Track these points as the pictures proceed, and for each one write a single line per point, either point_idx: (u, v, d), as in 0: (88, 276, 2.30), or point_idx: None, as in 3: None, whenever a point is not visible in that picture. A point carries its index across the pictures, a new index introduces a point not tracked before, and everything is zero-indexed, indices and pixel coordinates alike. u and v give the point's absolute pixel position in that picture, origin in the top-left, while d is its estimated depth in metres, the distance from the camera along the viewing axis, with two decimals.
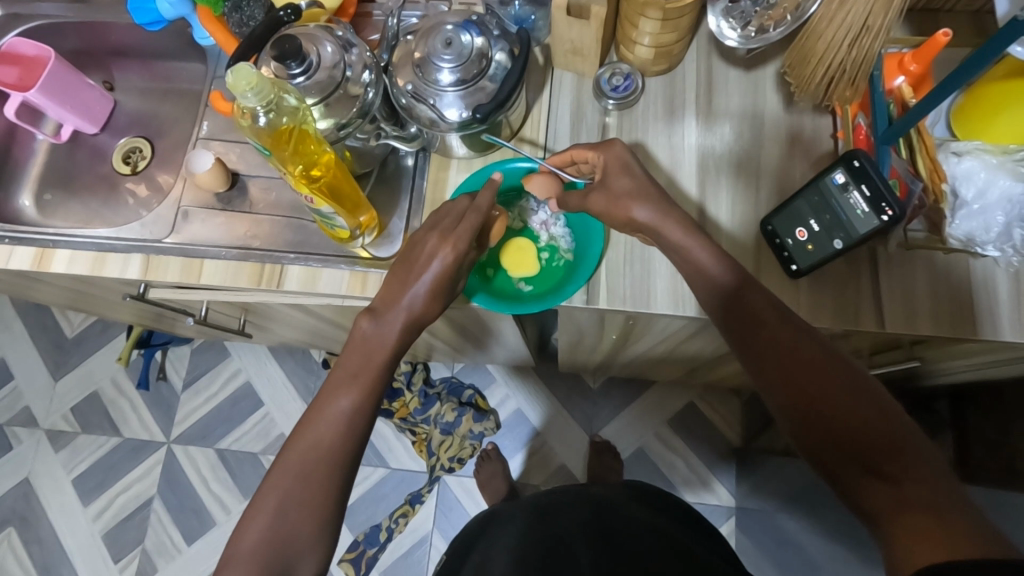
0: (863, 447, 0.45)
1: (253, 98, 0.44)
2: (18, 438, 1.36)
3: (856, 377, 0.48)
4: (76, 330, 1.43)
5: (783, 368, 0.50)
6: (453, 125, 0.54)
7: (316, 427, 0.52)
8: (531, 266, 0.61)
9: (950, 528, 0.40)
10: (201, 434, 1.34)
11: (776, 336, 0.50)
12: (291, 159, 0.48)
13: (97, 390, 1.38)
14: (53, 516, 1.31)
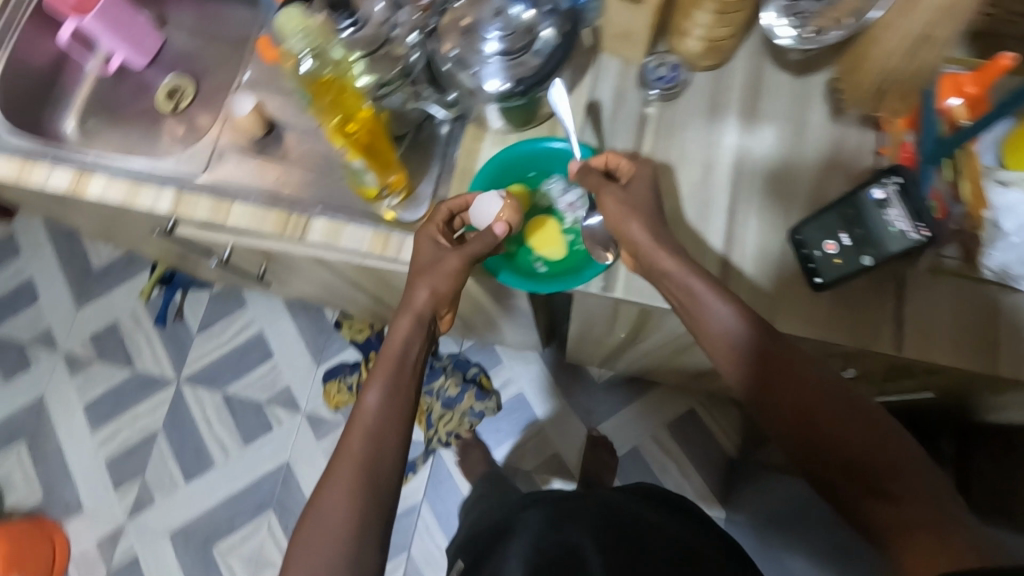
0: (862, 473, 0.46)
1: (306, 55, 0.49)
2: (37, 358, 1.41)
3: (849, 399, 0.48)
4: (103, 260, 1.46)
5: (777, 389, 0.50)
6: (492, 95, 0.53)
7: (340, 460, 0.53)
8: (555, 242, 0.60)
9: (952, 547, 0.41)
10: (210, 377, 1.37)
11: (768, 365, 0.51)
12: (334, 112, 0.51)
13: (116, 321, 1.42)
14: (61, 436, 1.36)
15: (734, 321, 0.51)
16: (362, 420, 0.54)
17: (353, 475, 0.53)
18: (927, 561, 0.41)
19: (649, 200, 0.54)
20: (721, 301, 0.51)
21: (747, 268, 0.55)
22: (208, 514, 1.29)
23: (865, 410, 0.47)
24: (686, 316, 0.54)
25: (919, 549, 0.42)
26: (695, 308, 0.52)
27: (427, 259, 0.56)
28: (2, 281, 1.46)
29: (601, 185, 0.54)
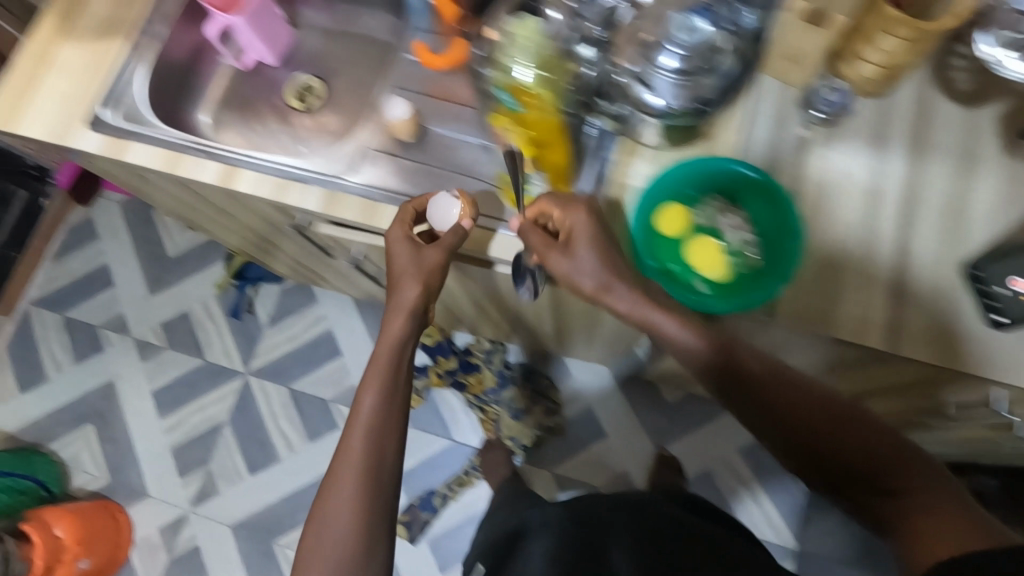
0: (871, 476, 0.55)
1: (530, 64, 0.52)
2: (109, 341, 1.43)
3: (855, 413, 0.57)
4: (178, 249, 1.48)
5: (768, 410, 0.58)
6: (655, 113, 0.54)
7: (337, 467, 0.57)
8: (722, 269, 0.54)
9: (960, 526, 0.50)
10: (279, 371, 1.38)
11: (782, 386, 0.57)
12: (531, 122, 0.55)
13: (188, 309, 1.44)
14: (130, 420, 1.37)
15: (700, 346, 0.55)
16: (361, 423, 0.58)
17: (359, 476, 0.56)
18: (941, 540, 0.50)
19: (596, 245, 0.53)
20: (682, 330, 0.53)
21: (919, 302, 0.54)
22: (270, 508, 1.29)
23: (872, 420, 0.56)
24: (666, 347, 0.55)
25: (930, 529, 0.51)
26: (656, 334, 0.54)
27: (406, 260, 0.58)
28: (79, 263, 1.49)
29: (544, 247, 0.54)
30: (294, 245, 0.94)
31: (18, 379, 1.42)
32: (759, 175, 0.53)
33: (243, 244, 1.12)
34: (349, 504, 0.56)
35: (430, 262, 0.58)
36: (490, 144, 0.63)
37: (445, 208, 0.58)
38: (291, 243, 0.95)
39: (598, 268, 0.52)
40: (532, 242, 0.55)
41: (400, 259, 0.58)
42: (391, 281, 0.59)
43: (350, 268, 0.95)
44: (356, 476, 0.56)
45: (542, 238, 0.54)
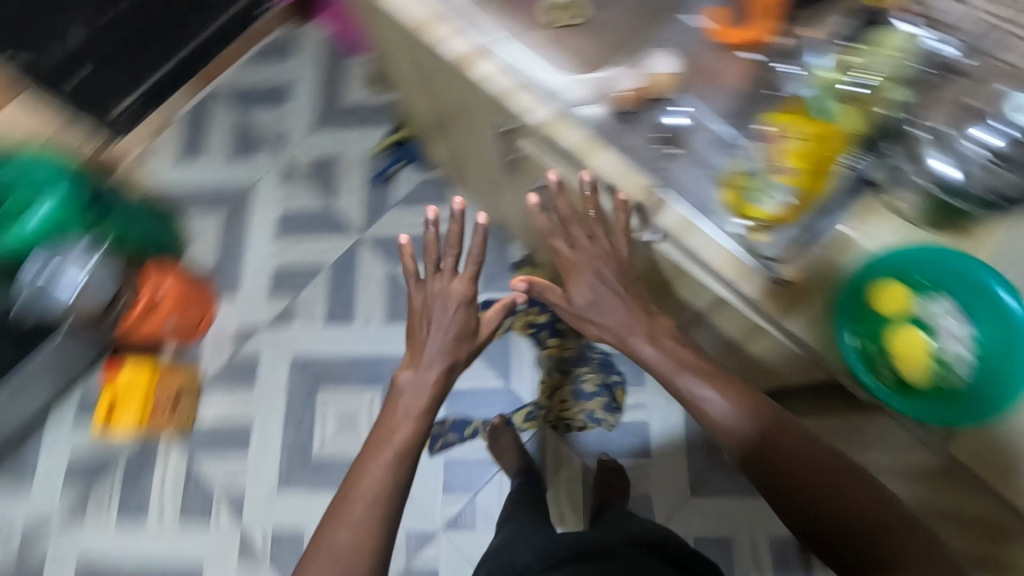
0: (863, 535, 0.56)
1: (880, 74, 0.61)
2: (264, 151, 1.54)
3: (827, 458, 0.61)
4: (353, 99, 1.55)
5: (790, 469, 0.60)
6: (943, 182, 0.56)
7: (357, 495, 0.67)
8: (919, 368, 0.54)
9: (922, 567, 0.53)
10: (387, 247, 1.44)
11: (780, 449, 0.61)
12: (814, 143, 0.59)
13: (338, 156, 1.51)
14: (251, 226, 1.49)
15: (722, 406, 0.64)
16: (377, 467, 0.69)
17: (389, 474, 0.68)
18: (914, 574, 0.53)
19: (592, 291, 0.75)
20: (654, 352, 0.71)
21: None
22: (328, 358, 1.39)
23: (827, 477, 0.59)
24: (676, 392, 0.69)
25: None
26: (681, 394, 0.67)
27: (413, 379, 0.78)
28: (269, 73, 1.59)
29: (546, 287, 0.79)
30: (473, 151, 0.99)
31: (181, 147, 1.56)
32: (1006, 297, 0.52)
33: (426, 128, 1.19)
34: (382, 487, 0.67)
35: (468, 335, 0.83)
36: (737, 136, 0.67)
37: (623, 79, 0.70)
38: (466, 143, 0.98)
39: (622, 316, 0.73)
40: (585, 321, 0.77)
41: (427, 329, 0.83)
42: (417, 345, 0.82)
43: (512, 189, 0.98)
44: (383, 484, 0.67)
45: (557, 295, 0.78)
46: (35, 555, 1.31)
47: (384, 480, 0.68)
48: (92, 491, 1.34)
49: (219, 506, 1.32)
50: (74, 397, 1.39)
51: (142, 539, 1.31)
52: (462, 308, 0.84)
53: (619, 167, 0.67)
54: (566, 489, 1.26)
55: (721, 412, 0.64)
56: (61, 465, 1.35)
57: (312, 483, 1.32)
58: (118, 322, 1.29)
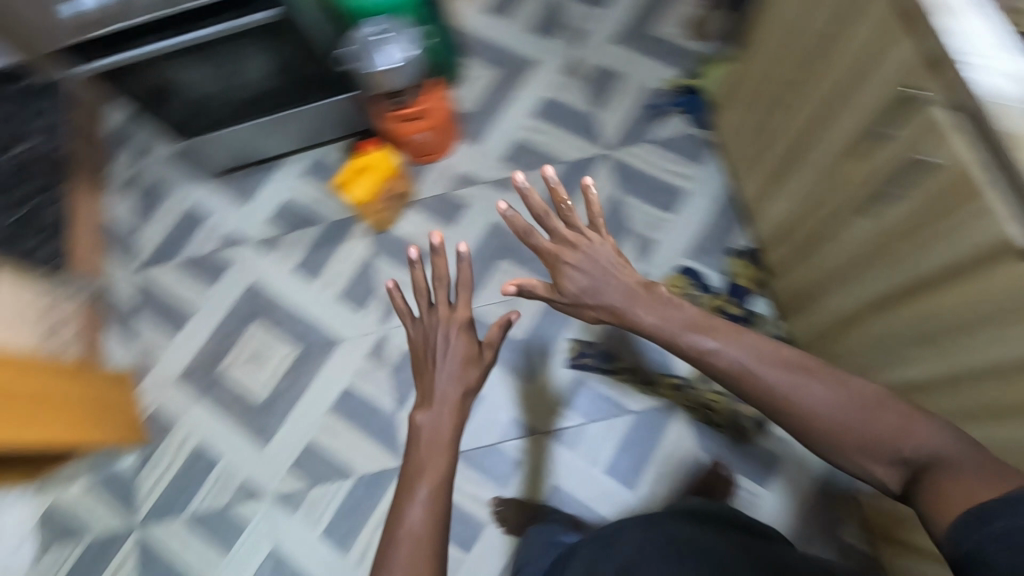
0: (892, 449, 0.64)
1: None
2: (560, 37, 1.60)
3: (842, 386, 0.68)
4: (662, 31, 1.57)
5: (807, 416, 0.68)
6: None
7: (405, 516, 0.74)
8: None
9: (957, 470, 0.59)
10: (624, 176, 1.46)
11: (801, 403, 0.68)
12: None
13: (621, 74, 1.54)
14: (516, 95, 1.56)
15: (744, 375, 0.72)
16: (417, 502, 0.75)
17: (427, 508, 0.74)
18: (955, 480, 0.58)
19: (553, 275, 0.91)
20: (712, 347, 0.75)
21: None
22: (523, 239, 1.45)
23: (811, 388, 0.68)
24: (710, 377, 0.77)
25: (948, 491, 0.58)
26: (704, 363, 0.76)
27: (431, 422, 0.84)
28: None
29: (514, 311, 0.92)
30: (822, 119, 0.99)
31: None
32: None
33: (761, 83, 1.18)
34: (423, 510, 0.74)
35: (479, 357, 0.93)
36: None
37: None
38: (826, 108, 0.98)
39: (619, 295, 0.85)
40: (582, 306, 0.89)
41: (430, 369, 0.91)
42: (421, 379, 0.91)
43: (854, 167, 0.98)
44: (423, 508, 0.74)
45: (546, 288, 0.91)
46: (225, 257, 1.52)
47: (422, 504, 0.75)
48: (288, 235, 1.52)
49: (373, 304, 1.44)
50: (312, 155, 1.59)
51: (304, 293, 1.46)
52: (462, 333, 0.94)
53: (1002, 196, 0.66)
54: (669, 470, 1.25)
55: (726, 362, 0.74)
56: (277, 202, 1.55)
57: None
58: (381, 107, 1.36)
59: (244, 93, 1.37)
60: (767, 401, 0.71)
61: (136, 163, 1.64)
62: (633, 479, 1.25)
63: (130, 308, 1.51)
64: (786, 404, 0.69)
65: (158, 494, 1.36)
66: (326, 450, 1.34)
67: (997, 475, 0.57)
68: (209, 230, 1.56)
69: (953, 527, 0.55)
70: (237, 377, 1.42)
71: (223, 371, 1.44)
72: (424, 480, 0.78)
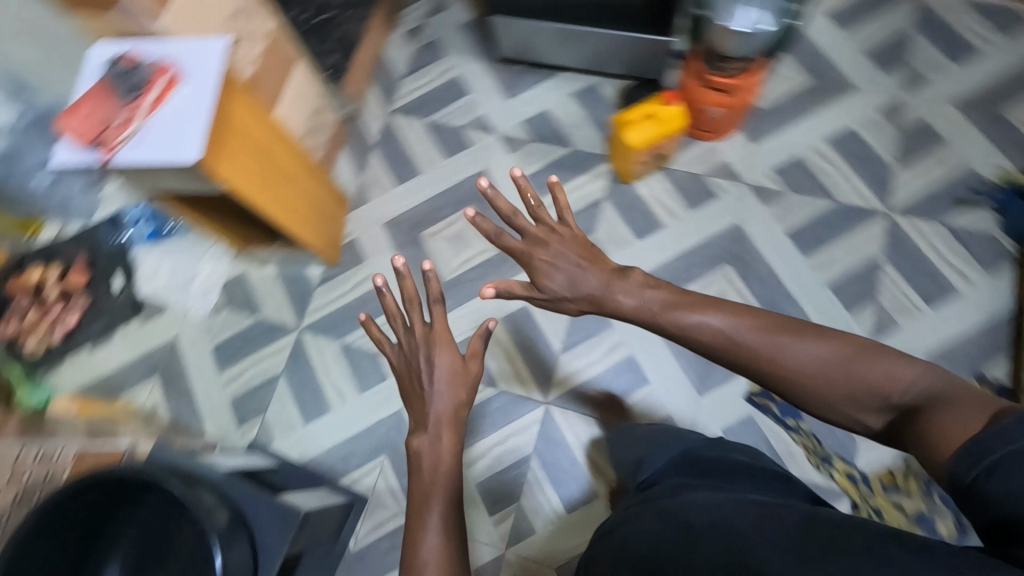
0: (872, 396, 0.72)
1: None
2: (896, 74, 1.43)
3: (808, 357, 0.77)
4: (1014, 117, 1.37)
5: (793, 377, 0.78)
6: None
7: (424, 551, 0.84)
8: None
9: (937, 406, 0.64)
10: (897, 246, 1.32)
11: (786, 366, 0.78)
12: None
13: (946, 141, 1.37)
14: (820, 111, 1.43)
15: (734, 339, 0.83)
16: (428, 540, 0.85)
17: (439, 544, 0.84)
18: (944, 414, 0.61)
19: (559, 258, 0.97)
20: (710, 319, 0.85)
21: None
22: (759, 256, 1.35)
23: (792, 347, 0.78)
24: (709, 351, 0.86)
25: (943, 423, 0.60)
26: (692, 334, 0.87)
27: (428, 446, 0.92)
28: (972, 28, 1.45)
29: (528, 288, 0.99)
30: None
31: (842, 7, 1.50)
32: None
33: None
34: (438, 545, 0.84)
35: (466, 371, 0.98)
36: None
37: None
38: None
39: (563, 274, 0.96)
40: (561, 299, 0.98)
41: (424, 385, 0.96)
42: (409, 394, 0.98)
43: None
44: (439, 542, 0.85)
45: (524, 287, 0.99)
46: (469, 136, 1.55)
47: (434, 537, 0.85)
48: (534, 143, 1.52)
49: None
50: (589, 80, 1.56)
51: None
52: (439, 343, 0.97)
53: None
54: None
55: (715, 333, 0.84)
56: (536, 110, 1.55)
57: None
58: (695, 62, 1.28)
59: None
60: (764, 368, 0.80)
61: (429, 16, 1.69)
62: None
63: (370, 141, 1.59)
64: (766, 364, 0.80)
65: (327, 311, 1.46)
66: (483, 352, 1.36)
67: (980, 408, 0.58)
68: (466, 105, 1.58)
69: (949, 458, 0.56)
70: (434, 247, 1.47)
71: (425, 237, 1.49)
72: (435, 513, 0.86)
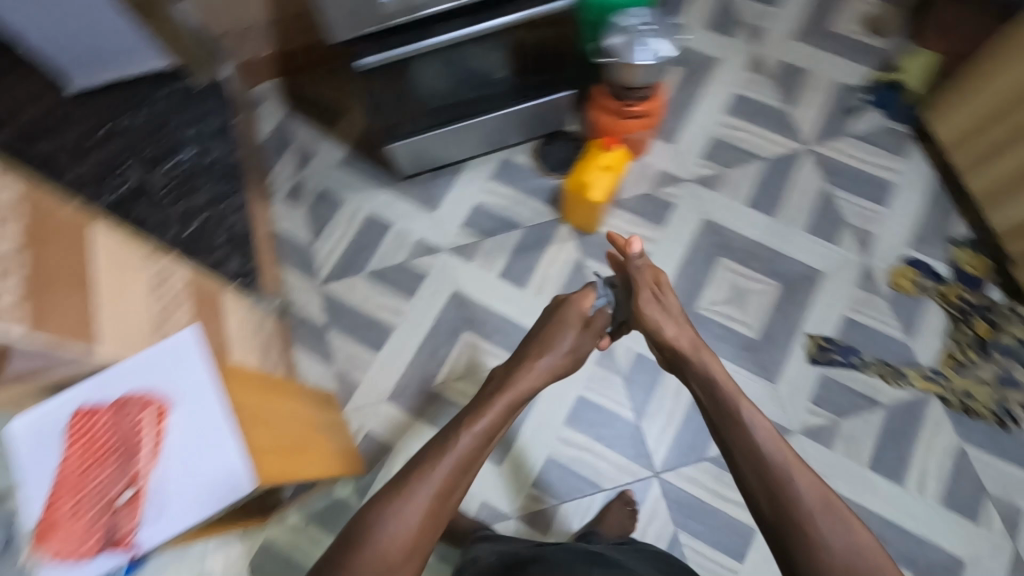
0: None
1: None
2: (736, 35, 1.59)
3: (832, 540, 0.71)
4: (841, 29, 1.58)
5: (799, 523, 0.73)
6: None
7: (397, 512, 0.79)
8: None
9: None
10: (832, 169, 1.46)
11: (805, 527, 0.73)
12: None
13: (810, 72, 1.54)
14: (705, 93, 1.54)
15: (765, 441, 0.81)
16: (424, 504, 0.80)
17: (426, 503, 0.80)
18: None
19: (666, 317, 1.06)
20: (757, 429, 0.83)
21: None
22: (740, 234, 1.42)
23: (823, 532, 0.72)
24: (740, 435, 0.84)
25: None
26: (737, 422, 0.85)
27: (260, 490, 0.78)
28: None
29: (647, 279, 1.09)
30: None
31: None
32: None
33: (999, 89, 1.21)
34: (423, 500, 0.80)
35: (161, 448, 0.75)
36: None
37: None
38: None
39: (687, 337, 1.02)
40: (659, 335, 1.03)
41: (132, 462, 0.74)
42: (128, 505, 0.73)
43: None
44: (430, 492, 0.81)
45: (649, 280, 1.09)
46: (418, 265, 1.44)
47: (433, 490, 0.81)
48: (485, 239, 1.45)
49: None
50: (497, 157, 1.52)
51: (513, 300, 1.39)
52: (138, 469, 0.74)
53: None
54: (937, 465, 1.23)
55: (768, 448, 0.80)
56: (467, 208, 1.48)
57: None
58: (602, 100, 1.31)
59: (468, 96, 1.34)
60: (784, 515, 0.75)
61: (301, 170, 1.54)
62: (902, 474, 1.22)
63: (321, 323, 1.40)
64: (793, 510, 0.75)
65: None
66: (572, 465, 1.27)
67: None
68: (397, 239, 1.47)
69: None
70: (454, 393, 1.33)
71: (438, 388, 1.34)
72: (434, 484, 0.82)
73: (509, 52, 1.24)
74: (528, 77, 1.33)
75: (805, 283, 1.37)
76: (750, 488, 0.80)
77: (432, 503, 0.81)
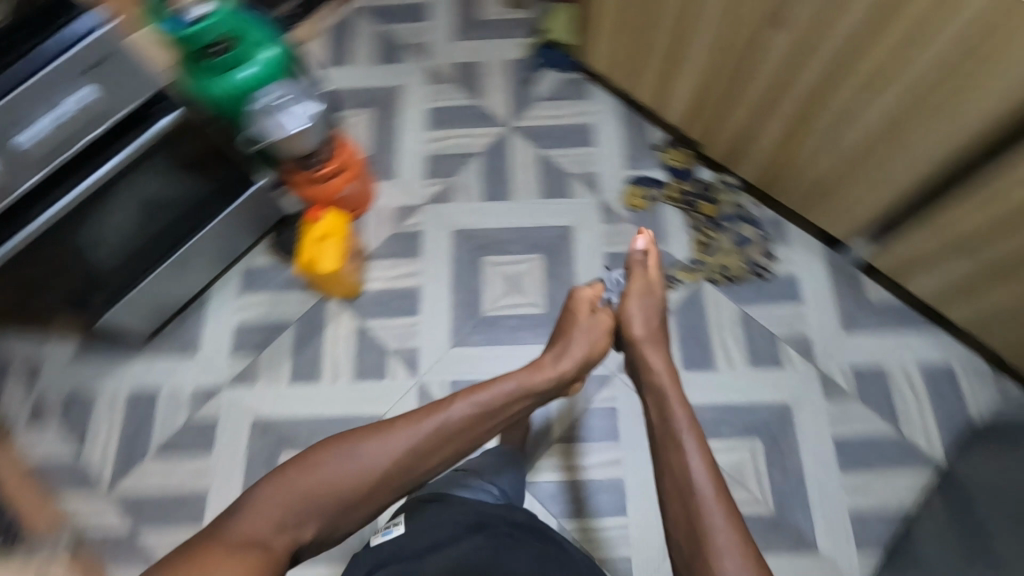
0: None
1: None
2: (404, 58, 1.65)
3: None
4: (488, 15, 1.70)
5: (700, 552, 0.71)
6: None
7: (343, 471, 0.77)
8: None
9: None
10: (537, 136, 1.56)
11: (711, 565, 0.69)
12: None
13: (481, 61, 1.64)
14: (401, 120, 1.58)
15: (696, 468, 0.78)
16: (374, 465, 0.79)
17: (377, 466, 0.79)
18: None
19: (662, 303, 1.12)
20: (696, 463, 0.78)
21: None
22: (489, 229, 1.47)
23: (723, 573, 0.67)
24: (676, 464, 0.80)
25: None
26: (678, 452, 0.81)
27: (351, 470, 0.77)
28: None
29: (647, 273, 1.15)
30: (864, 109, 1.07)
31: (325, 55, 1.66)
32: None
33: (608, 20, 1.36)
34: (379, 458, 0.79)
35: (434, 430, 0.83)
36: None
37: None
38: (715, 11, 1.13)
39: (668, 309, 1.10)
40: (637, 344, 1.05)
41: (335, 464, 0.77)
42: None
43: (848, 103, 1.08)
44: (387, 456, 0.80)
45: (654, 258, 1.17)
46: (204, 415, 1.33)
47: (389, 456, 0.80)
48: (261, 355, 1.38)
49: (391, 365, 1.36)
50: (237, 270, 1.45)
51: (313, 397, 1.33)
52: None
53: None
54: (730, 337, 1.35)
55: (698, 474, 0.77)
56: (229, 334, 1.39)
57: (484, 339, 1.37)
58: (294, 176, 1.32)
59: (175, 228, 1.24)
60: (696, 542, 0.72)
61: None
62: (710, 361, 1.33)
63: (125, 530, 1.24)
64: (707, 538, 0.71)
65: None
66: None
67: None
68: (170, 401, 1.34)
69: None
70: None
71: None
72: (392, 450, 0.80)
73: (181, 172, 1.17)
74: (224, 180, 1.25)
75: (561, 242, 1.45)
76: (669, 511, 0.77)
77: (383, 468, 0.79)
